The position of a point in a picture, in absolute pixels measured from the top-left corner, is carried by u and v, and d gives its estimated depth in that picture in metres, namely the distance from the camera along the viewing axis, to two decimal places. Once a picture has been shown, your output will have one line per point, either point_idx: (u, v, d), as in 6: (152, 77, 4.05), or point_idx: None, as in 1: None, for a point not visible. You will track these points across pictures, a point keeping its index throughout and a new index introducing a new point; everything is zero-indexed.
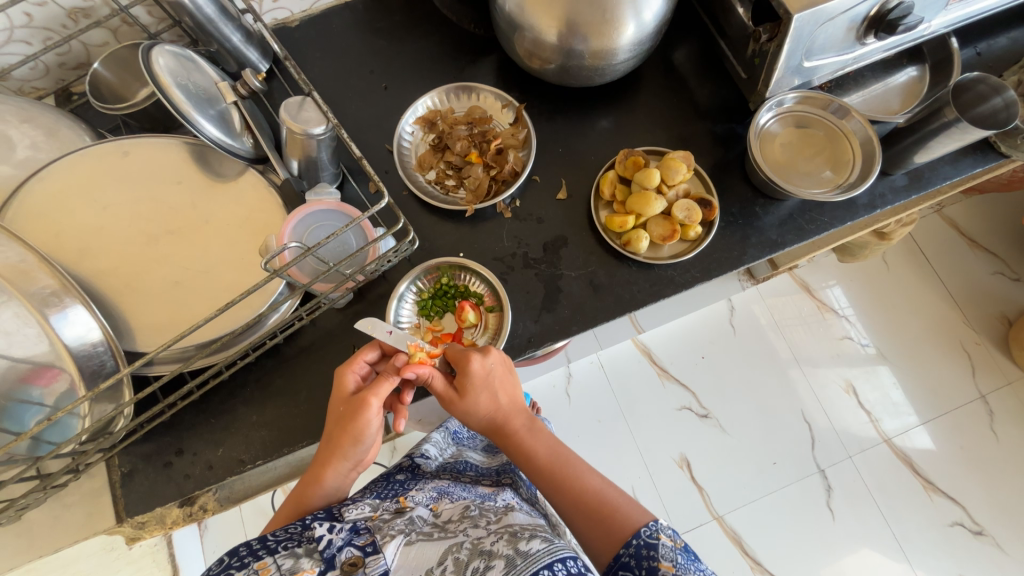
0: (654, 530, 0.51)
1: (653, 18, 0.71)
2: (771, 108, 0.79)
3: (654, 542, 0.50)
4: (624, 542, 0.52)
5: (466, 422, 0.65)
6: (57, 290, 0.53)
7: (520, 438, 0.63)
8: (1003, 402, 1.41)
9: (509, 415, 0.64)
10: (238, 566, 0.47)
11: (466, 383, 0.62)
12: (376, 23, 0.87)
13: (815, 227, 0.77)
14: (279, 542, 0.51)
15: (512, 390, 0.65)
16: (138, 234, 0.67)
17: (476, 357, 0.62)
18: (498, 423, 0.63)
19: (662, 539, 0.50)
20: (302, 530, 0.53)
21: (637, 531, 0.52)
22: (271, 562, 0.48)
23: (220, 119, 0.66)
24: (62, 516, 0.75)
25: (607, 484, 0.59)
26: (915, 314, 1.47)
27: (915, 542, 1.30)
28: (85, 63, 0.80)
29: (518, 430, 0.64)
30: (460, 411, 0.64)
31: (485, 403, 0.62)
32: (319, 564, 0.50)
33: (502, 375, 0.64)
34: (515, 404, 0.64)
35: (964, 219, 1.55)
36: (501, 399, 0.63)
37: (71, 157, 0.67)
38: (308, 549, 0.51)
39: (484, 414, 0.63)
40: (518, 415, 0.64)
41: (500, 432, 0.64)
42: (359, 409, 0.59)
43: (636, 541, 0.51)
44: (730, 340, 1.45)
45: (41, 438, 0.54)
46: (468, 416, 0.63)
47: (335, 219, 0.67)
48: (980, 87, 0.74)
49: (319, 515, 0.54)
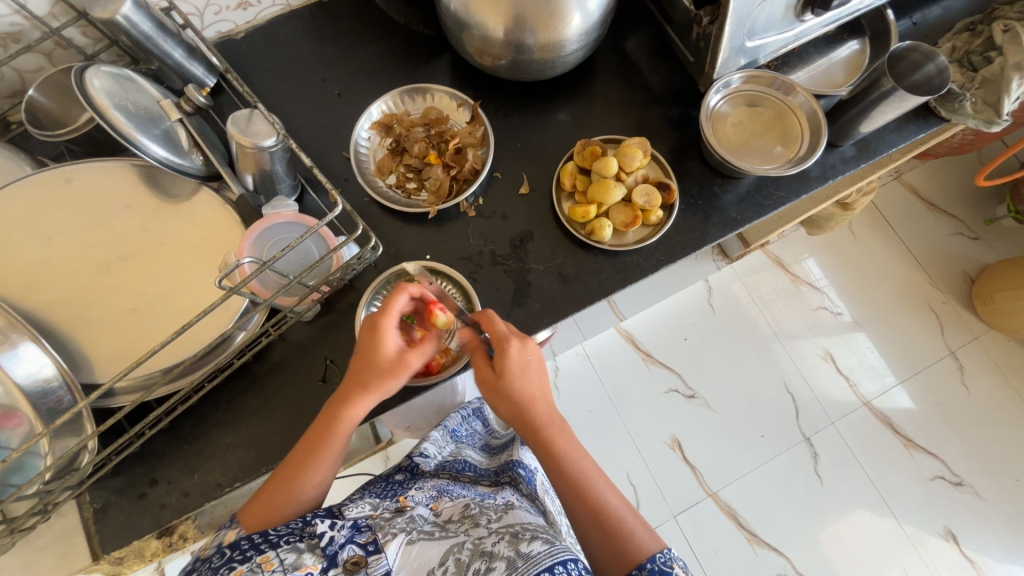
0: (669, 558, 0.51)
1: (599, 7, 0.71)
2: (719, 90, 0.80)
3: (668, 571, 0.50)
4: (639, 564, 0.51)
5: (494, 407, 0.62)
6: (3, 327, 0.51)
7: (551, 435, 0.60)
8: (971, 355, 1.47)
9: (540, 409, 0.61)
10: (240, 560, 0.47)
11: (502, 365, 0.60)
12: (323, 30, 0.86)
13: (772, 202, 0.79)
14: (280, 537, 0.50)
15: (545, 385, 0.62)
16: (90, 262, 0.65)
17: (516, 341, 0.60)
18: (528, 413, 0.60)
19: (676, 567, 0.51)
20: (303, 526, 0.52)
21: (651, 556, 0.52)
22: (274, 556, 0.48)
23: (166, 138, 0.64)
24: (36, 560, 0.72)
25: (623, 505, 0.58)
26: (883, 278, 1.52)
27: (901, 499, 1.34)
28: (21, 90, 0.77)
29: (547, 426, 0.60)
30: (492, 394, 0.61)
31: (516, 389, 0.60)
32: (322, 560, 0.49)
33: (536, 369, 0.62)
34: (546, 399, 0.62)
35: (922, 183, 1.60)
36: (534, 389, 0.61)
37: (10, 188, 0.65)
38: (311, 544, 0.50)
39: (515, 404, 0.60)
40: (549, 412, 0.61)
41: (528, 426, 0.61)
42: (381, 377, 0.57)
43: (650, 565, 0.51)
44: (709, 320, 1.48)
45: (3, 482, 0.53)
46: (500, 399, 0.61)
47: (294, 231, 0.66)
48: (914, 55, 0.76)
49: (319, 512, 0.54)
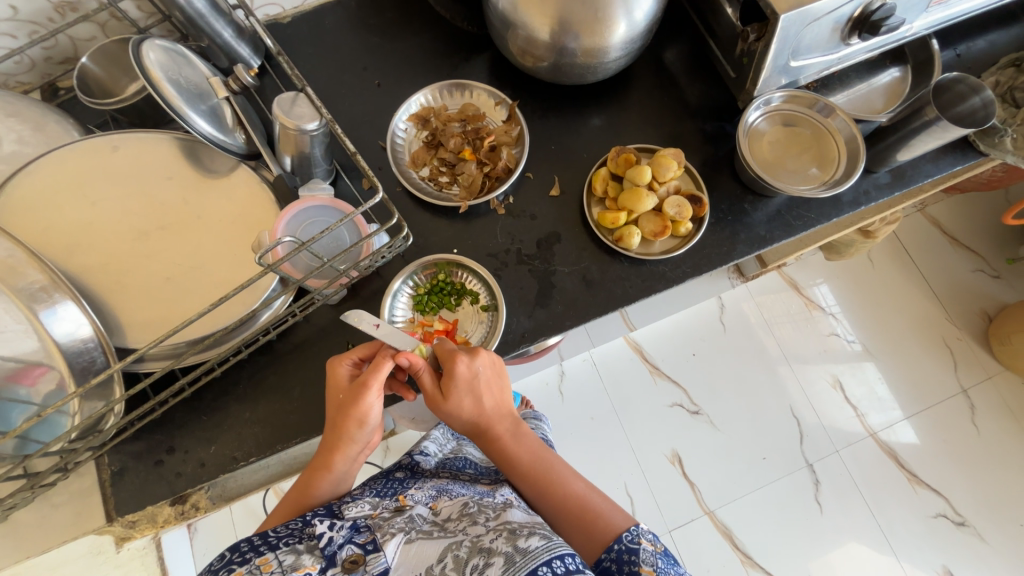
0: (636, 535, 0.52)
1: (644, 17, 0.72)
2: (759, 106, 0.80)
3: (634, 547, 0.51)
4: (607, 546, 0.53)
5: (450, 423, 0.64)
6: (47, 286, 0.52)
7: (503, 443, 0.63)
8: (984, 395, 1.44)
9: (492, 421, 0.63)
10: (240, 562, 0.49)
11: (449, 385, 0.61)
12: (368, 20, 0.87)
13: (801, 224, 0.78)
14: (279, 539, 0.52)
15: (500, 394, 0.64)
16: (129, 230, 0.66)
17: (462, 359, 0.61)
18: (481, 426, 0.63)
19: (643, 543, 0.51)
20: (302, 527, 0.53)
21: (618, 536, 0.53)
22: (273, 558, 0.49)
23: (212, 114, 0.66)
24: (48, 517, 0.74)
25: (592, 490, 0.60)
26: (899, 311, 1.51)
27: (901, 534, 1.33)
28: (73, 57, 0.79)
29: (501, 435, 0.63)
30: (444, 412, 0.63)
31: (468, 406, 0.62)
32: (320, 561, 0.50)
33: (489, 377, 0.63)
34: (500, 409, 0.64)
35: (946, 217, 1.59)
36: (485, 402, 0.62)
37: (58, 152, 0.66)
38: (310, 545, 0.52)
39: (469, 417, 0.62)
40: (501, 422, 0.63)
41: (483, 436, 0.64)
42: (360, 396, 0.58)
43: (617, 546, 0.52)
44: (720, 338, 1.47)
45: (29, 437, 0.54)
46: (452, 417, 0.63)
47: (328, 216, 0.67)
48: (959, 87, 0.76)
49: (319, 512, 0.55)
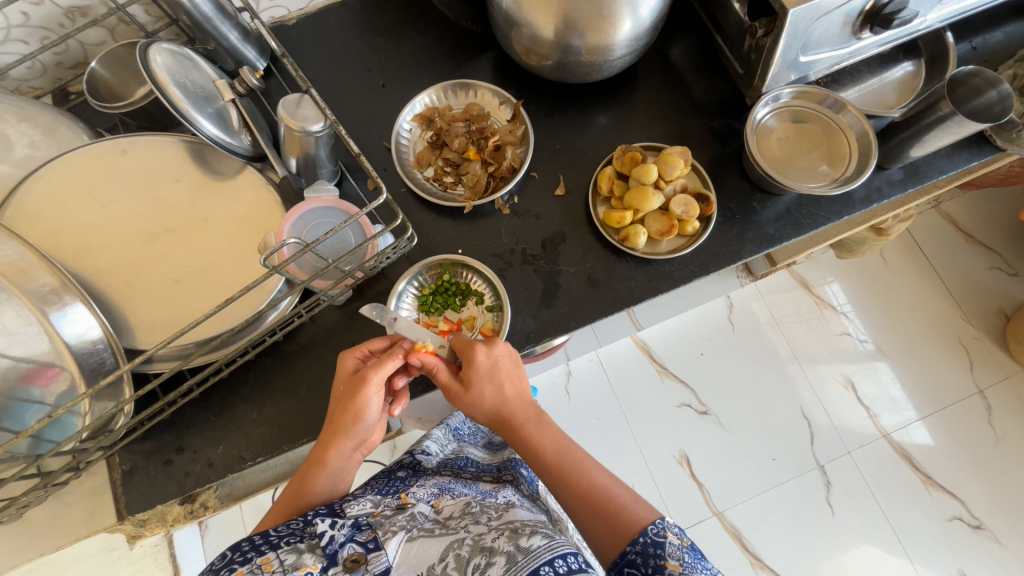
0: (662, 528, 0.50)
1: (650, 14, 0.71)
2: (767, 103, 0.79)
3: (660, 541, 0.49)
4: (630, 539, 0.51)
5: (470, 415, 0.65)
6: (57, 288, 0.53)
7: (528, 432, 0.62)
8: (1000, 396, 1.41)
9: (516, 407, 0.62)
10: (241, 561, 0.48)
11: (469, 375, 0.62)
12: (372, 21, 0.87)
13: (811, 222, 0.77)
14: (281, 538, 0.51)
15: (521, 382, 0.64)
16: (137, 232, 0.67)
17: (481, 348, 0.63)
18: (504, 415, 0.63)
19: (669, 537, 0.50)
20: (304, 526, 0.53)
21: (643, 529, 0.51)
22: (274, 557, 0.49)
23: (218, 117, 0.66)
24: (61, 515, 0.75)
25: (614, 482, 0.57)
26: (913, 310, 1.48)
27: (915, 537, 1.30)
28: (83, 62, 0.80)
29: (524, 423, 0.62)
30: (464, 404, 0.63)
31: (489, 395, 0.62)
32: (322, 560, 0.50)
33: (507, 368, 0.63)
34: (521, 398, 0.63)
35: (962, 214, 1.55)
36: (506, 390, 0.62)
37: (68, 156, 0.67)
38: (312, 544, 0.51)
39: (489, 406, 0.62)
40: (524, 410, 0.63)
41: (508, 425, 0.63)
42: (359, 389, 0.59)
43: (642, 539, 0.50)
44: (728, 338, 1.45)
45: (41, 436, 0.55)
46: (472, 409, 0.63)
47: (334, 216, 0.68)
48: (976, 80, 0.74)
49: (320, 511, 0.55)
